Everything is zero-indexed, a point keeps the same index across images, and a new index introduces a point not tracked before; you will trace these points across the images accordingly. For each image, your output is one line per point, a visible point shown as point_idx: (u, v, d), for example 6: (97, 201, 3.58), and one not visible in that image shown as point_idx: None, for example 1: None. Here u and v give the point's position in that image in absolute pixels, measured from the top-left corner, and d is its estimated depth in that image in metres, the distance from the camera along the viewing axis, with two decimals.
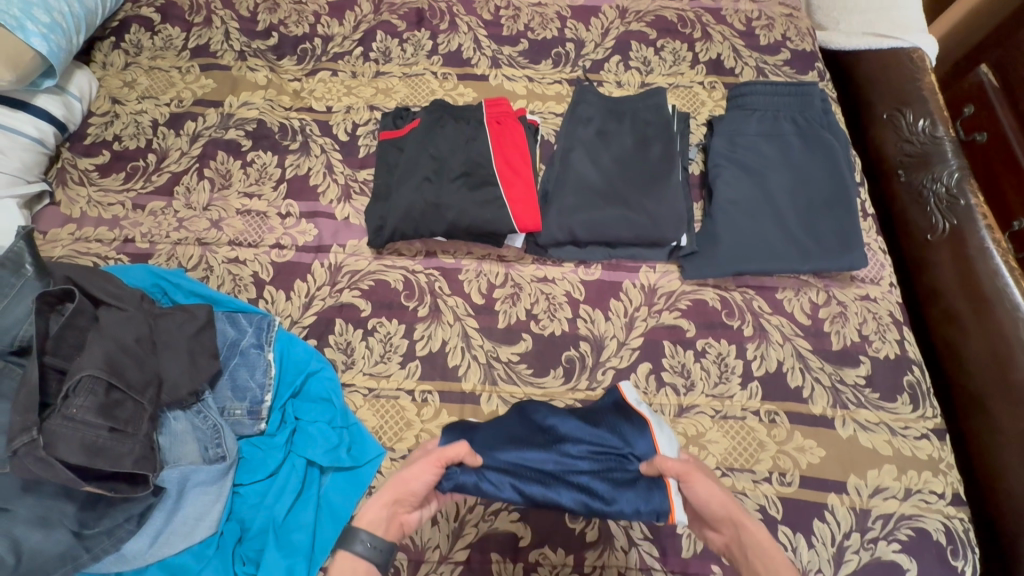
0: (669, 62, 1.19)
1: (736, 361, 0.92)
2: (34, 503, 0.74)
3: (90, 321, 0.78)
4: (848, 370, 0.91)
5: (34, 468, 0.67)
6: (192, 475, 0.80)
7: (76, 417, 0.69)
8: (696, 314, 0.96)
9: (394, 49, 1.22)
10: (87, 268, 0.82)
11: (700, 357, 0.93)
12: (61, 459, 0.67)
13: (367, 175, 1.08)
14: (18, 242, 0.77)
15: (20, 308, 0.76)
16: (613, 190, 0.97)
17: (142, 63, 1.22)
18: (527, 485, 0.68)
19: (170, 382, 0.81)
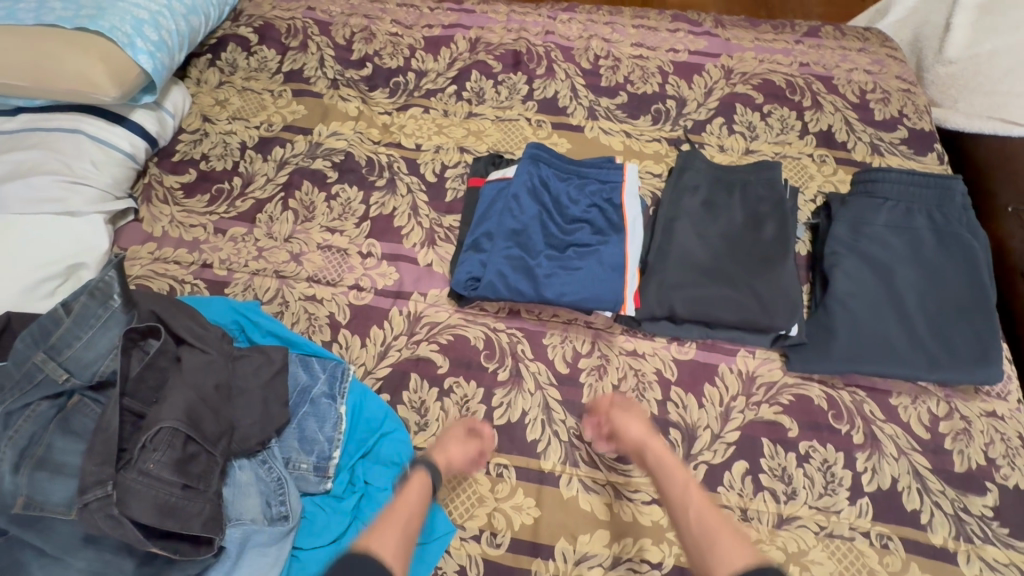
0: (776, 129, 1.12)
1: (844, 472, 0.84)
2: (94, 557, 0.67)
3: (171, 361, 0.75)
4: (972, 496, 0.82)
5: (103, 525, 0.63)
6: (254, 535, 0.75)
7: (152, 473, 0.66)
8: (799, 411, 0.88)
9: (488, 91, 1.19)
10: (172, 303, 0.80)
11: (803, 461, 0.85)
12: (132, 518, 0.64)
13: (452, 221, 1.04)
14: (110, 272, 0.76)
15: (105, 342, 0.74)
16: (719, 268, 0.91)
17: (235, 82, 1.21)
18: (514, 271, 0.88)
19: (241, 432, 0.78)
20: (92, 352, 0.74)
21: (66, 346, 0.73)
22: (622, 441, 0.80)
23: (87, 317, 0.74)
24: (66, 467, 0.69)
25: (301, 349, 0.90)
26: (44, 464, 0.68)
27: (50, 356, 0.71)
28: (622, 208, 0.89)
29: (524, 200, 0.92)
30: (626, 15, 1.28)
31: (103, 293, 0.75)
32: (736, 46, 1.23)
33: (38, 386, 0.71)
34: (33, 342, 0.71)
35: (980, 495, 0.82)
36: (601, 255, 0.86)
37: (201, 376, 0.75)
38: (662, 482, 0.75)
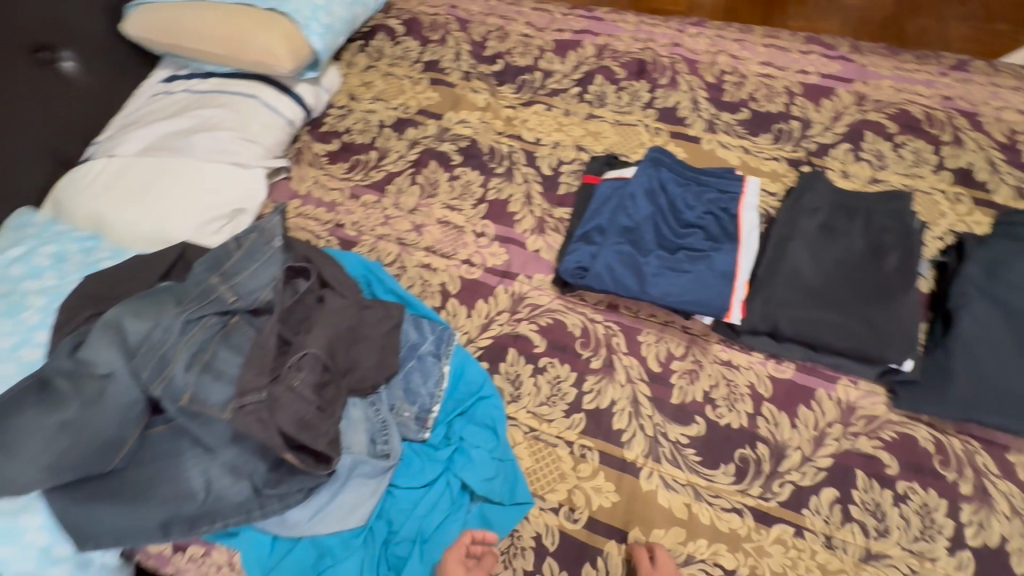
0: (908, 160, 1.08)
1: (945, 521, 0.80)
2: (236, 454, 0.81)
3: (315, 301, 0.88)
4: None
5: (252, 425, 0.75)
6: (359, 465, 0.83)
7: (297, 390, 0.78)
8: (901, 450, 0.85)
9: (610, 95, 1.23)
10: (320, 251, 0.93)
11: (900, 501, 0.82)
12: (277, 425, 0.75)
13: (563, 213, 1.09)
14: (276, 218, 0.89)
15: (265, 275, 0.85)
16: (832, 292, 0.89)
17: (380, 67, 1.34)
18: (621, 265, 0.92)
19: (360, 372, 0.86)
20: (256, 282, 0.85)
21: (236, 273, 0.85)
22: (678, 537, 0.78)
23: (255, 252, 0.87)
24: (224, 373, 0.81)
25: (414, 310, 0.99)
26: (209, 368, 0.80)
27: (223, 280, 0.85)
28: (737, 218, 0.91)
29: (638, 200, 0.95)
30: (757, 34, 1.29)
31: (269, 233, 0.88)
32: (873, 73, 1.20)
33: (211, 304, 0.84)
34: (214, 267, 0.86)
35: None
36: (712, 261, 0.88)
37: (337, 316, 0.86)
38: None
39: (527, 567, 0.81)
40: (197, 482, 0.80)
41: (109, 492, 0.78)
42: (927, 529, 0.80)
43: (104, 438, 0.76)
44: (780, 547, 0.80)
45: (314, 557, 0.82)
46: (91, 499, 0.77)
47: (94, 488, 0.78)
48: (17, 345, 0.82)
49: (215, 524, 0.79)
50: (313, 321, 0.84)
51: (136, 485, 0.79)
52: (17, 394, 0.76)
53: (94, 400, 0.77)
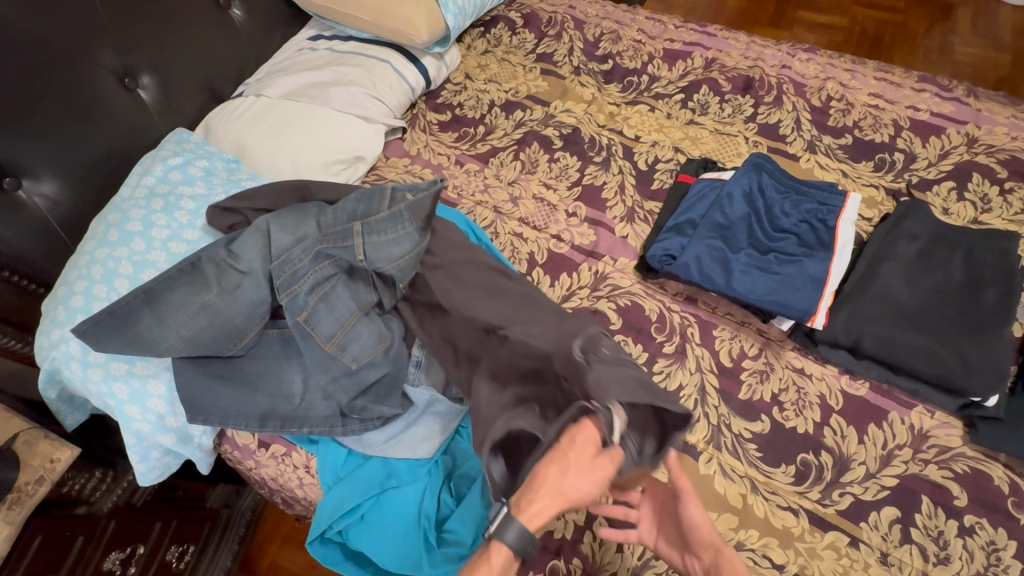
0: (1015, 207, 1.07)
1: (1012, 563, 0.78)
2: None
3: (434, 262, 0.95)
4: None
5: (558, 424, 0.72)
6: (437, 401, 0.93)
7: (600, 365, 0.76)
8: (972, 484, 0.84)
9: (713, 105, 1.28)
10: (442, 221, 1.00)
11: (965, 533, 0.80)
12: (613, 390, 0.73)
13: (653, 206, 1.14)
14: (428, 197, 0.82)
15: (403, 249, 0.85)
16: (920, 317, 0.90)
17: (496, 53, 1.44)
18: (708, 257, 0.95)
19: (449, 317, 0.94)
20: (394, 250, 0.86)
21: (377, 234, 0.84)
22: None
23: (398, 219, 0.84)
24: (336, 310, 0.87)
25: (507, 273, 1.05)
26: (325, 300, 0.86)
27: (363, 235, 0.84)
28: (834, 230, 0.93)
29: (735, 201, 0.99)
30: (870, 67, 1.30)
31: (418, 207, 0.83)
32: (988, 118, 1.19)
33: (344, 247, 0.85)
34: (360, 214, 0.86)
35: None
36: (803, 266, 0.91)
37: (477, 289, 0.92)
38: None
39: (578, 522, 0.85)
40: (296, 386, 0.90)
41: (224, 375, 0.89)
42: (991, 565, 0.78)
43: (233, 326, 0.87)
44: (833, 553, 0.80)
45: (382, 476, 0.89)
46: (212, 377, 0.88)
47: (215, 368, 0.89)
48: (169, 238, 0.95)
49: (302, 429, 0.89)
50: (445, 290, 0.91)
51: (246, 374, 0.90)
52: (172, 274, 0.85)
53: (231, 292, 0.85)
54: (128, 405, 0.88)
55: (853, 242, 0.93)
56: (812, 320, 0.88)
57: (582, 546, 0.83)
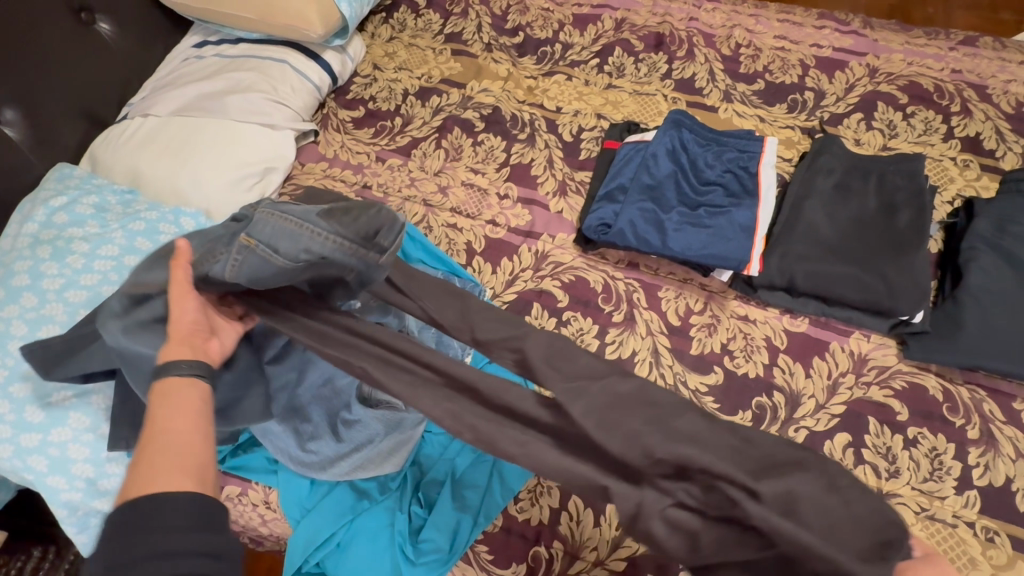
0: (918, 130, 1.12)
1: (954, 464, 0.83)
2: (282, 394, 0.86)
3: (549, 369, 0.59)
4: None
5: None
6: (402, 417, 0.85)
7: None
8: (911, 396, 0.89)
9: (628, 66, 1.27)
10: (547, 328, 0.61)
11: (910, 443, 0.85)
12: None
13: (584, 176, 1.13)
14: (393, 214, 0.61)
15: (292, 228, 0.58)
16: (846, 248, 0.93)
17: (403, 39, 1.37)
18: (643, 221, 0.95)
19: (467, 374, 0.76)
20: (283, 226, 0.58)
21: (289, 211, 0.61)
22: None
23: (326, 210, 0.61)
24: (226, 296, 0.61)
25: (447, 269, 1.03)
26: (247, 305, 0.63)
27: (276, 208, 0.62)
28: (757, 175, 0.94)
29: (660, 160, 0.99)
30: (772, 10, 1.32)
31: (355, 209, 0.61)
32: (884, 47, 1.23)
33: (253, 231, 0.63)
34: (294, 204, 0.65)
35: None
36: (732, 215, 0.92)
37: (676, 412, 0.51)
38: None
39: (553, 505, 0.84)
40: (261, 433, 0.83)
41: None
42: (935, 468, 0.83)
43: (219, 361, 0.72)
44: None
45: (352, 499, 0.85)
46: None
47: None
48: (64, 287, 0.86)
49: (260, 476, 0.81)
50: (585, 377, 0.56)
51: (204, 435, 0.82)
52: None
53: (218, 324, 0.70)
54: (51, 476, 0.81)
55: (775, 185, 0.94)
56: (747, 268, 0.90)
57: (560, 527, 0.83)
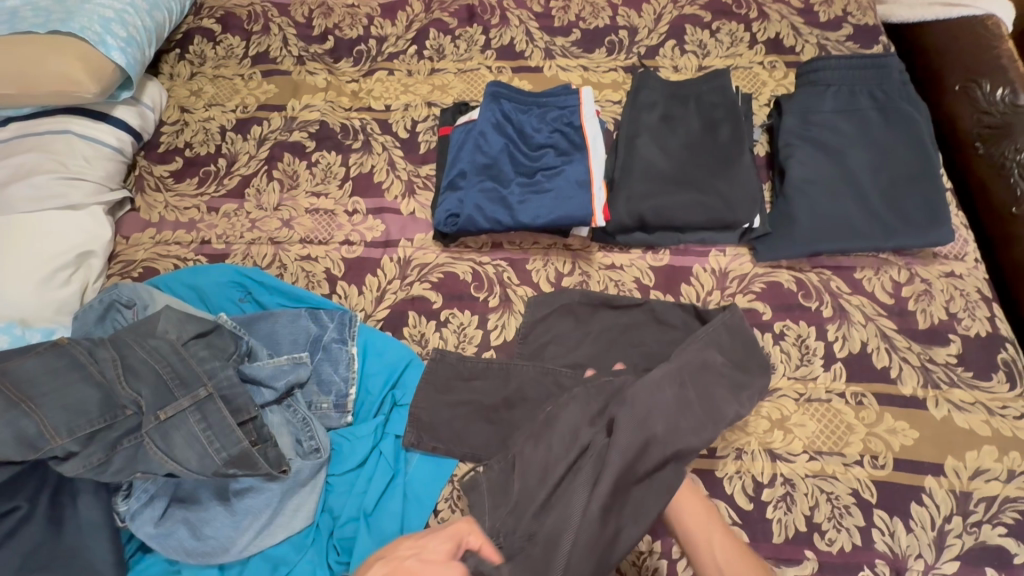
0: (726, 43, 1.17)
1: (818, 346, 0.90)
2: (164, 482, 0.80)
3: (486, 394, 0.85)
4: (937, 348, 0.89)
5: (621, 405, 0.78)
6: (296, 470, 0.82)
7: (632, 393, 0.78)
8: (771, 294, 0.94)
9: (447, 46, 1.23)
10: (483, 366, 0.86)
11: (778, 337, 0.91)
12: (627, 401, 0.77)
13: (429, 169, 1.10)
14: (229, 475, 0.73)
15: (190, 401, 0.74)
16: (682, 175, 0.96)
17: (206, 72, 1.26)
18: (488, 202, 0.94)
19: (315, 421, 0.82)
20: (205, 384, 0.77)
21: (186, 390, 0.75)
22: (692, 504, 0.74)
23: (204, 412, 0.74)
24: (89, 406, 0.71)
25: (309, 304, 0.97)
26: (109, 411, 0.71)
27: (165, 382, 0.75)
28: (582, 127, 0.94)
29: (490, 136, 0.97)
30: None
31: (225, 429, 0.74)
32: None
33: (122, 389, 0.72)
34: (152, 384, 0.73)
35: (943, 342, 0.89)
36: (567, 174, 0.92)
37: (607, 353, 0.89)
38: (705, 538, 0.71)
39: None
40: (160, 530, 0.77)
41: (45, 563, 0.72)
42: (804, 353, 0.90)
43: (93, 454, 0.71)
44: None
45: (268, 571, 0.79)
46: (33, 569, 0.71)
47: (6, 560, 0.71)
48: None
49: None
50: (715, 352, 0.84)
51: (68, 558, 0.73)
52: None
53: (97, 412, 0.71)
54: None
55: (602, 132, 0.95)
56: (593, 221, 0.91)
57: None
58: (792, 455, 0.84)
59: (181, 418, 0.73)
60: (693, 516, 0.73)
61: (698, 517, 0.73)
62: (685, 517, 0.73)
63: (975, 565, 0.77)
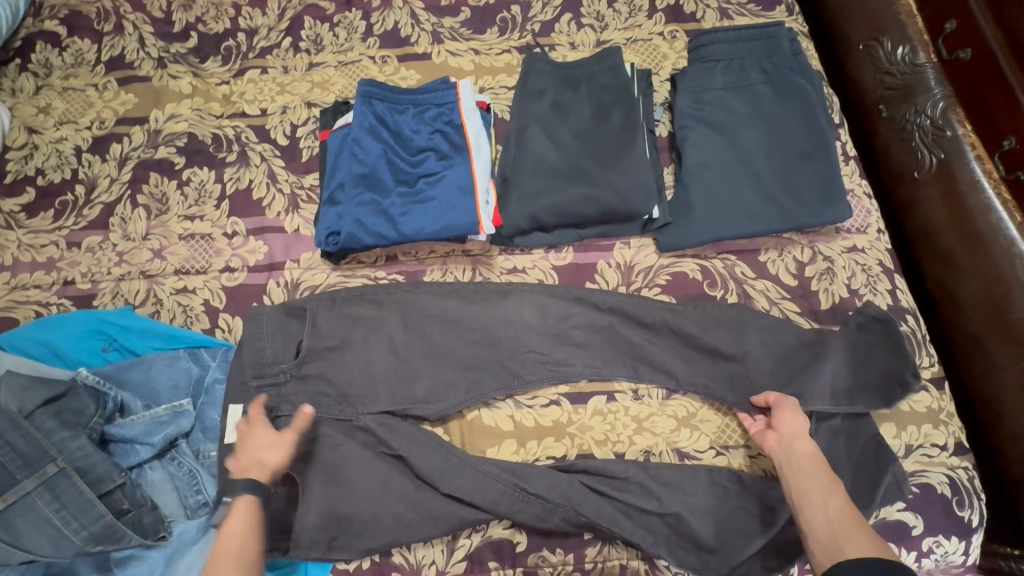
0: (625, 13, 1.08)
1: (666, 358, 0.85)
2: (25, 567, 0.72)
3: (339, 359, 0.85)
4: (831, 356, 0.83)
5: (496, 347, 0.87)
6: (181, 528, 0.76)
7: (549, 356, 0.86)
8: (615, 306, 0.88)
9: (325, 36, 1.11)
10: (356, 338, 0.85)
11: (685, 335, 0.86)
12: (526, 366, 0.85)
13: (313, 180, 1.01)
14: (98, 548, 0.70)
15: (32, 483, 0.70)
16: (574, 168, 0.91)
17: (54, 84, 1.10)
18: (368, 217, 0.86)
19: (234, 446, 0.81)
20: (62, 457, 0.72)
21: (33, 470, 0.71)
22: (784, 437, 0.75)
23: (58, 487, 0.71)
24: None
25: (186, 342, 0.88)
26: None
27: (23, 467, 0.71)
28: (462, 128, 0.90)
29: (364, 143, 0.89)
30: None
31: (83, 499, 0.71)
32: None
33: None
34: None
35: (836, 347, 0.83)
36: (448, 180, 0.87)
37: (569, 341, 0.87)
38: (809, 497, 0.68)
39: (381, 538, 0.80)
40: None
41: None
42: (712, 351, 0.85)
43: None
44: (599, 417, 0.85)
45: None
46: None
47: None
48: None
49: None
50: (783, 418, 0.77)
51: None
52: None
53: None
54: None
55: (484, 135, 0.91)
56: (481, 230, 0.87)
57: (395, 557, 0.79)
58: (699, 452, 0.83)
59: (27, 501, 0.70)
60: (822, 501, 0.66)
61: (812, 462, 0.71)
62: (802, 471, 0.70)
63: None
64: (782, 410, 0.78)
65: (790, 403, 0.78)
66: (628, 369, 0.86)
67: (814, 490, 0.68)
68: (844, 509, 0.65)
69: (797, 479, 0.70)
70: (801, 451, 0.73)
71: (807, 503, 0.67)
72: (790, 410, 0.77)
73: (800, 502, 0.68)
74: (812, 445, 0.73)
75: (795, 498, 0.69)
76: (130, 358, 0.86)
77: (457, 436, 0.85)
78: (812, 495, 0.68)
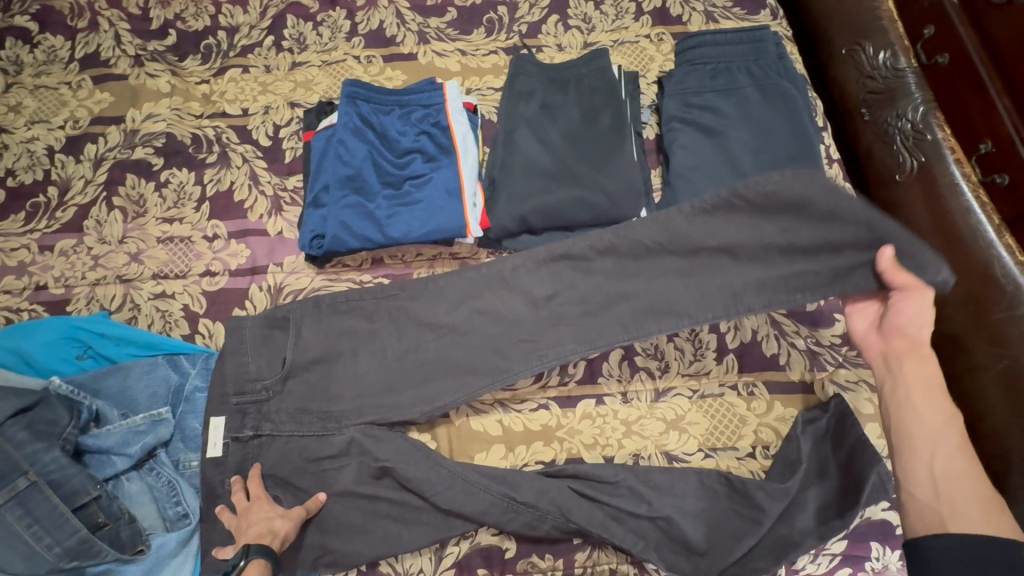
0: (612, 16, 1.08)
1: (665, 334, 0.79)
2: None
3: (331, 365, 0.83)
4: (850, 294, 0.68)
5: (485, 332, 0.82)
6: (159, 541, 0.74)
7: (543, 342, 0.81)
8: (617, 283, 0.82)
9: (308, 35, 1.09)
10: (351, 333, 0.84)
11: (677, 273, 0.75)
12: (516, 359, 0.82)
13: (297, 182, 0.99)
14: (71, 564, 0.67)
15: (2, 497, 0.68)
16: (563, 170, 0.90)
17: (25, 82, 1.06)
18: (353, 220, 0.85)
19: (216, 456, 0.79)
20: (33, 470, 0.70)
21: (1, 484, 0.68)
22: (902, 350, 0.66)
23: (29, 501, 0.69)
24: None
25: (165, 349, 0.85)
26: None
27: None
28: (449, 129, 0.89)
29: (349, 144, 0.88)
30: None
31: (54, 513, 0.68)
32: None
33: None
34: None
35: (862, 284, 0.67)
36: (435, 182, 0.86)
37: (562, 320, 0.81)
38: (915, 437, 0.62)
39: None
40: None
41: None
42: (709, 294, 0.74)
43: None
44: (588, 421, 0.84)
45: None
46: None
47: None
48: None
49: None
50: (902, 310, 0.65)
51: None
52: None
53: None
54: None
55: (472, 137, 0.90)
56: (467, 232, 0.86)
57: (383, 566, 0.78)
58: (687, 454, 0.83)
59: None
60: (930, 439, 0.62)
61: (925, 389, 0.64)
62: (917, 404, 0.63)
63: (861, 541, 0.80)
64: (902, 303, 0.65)
65: (916, 298, 0.65)
66: (623, 328, 0.77)
67: (922, 427, 0.62)
68: (958, 459, 0.60)
69: (906, 410, 0.64)
70: (923, 373, 0.64)
71: (912, 447, 0.62)
72: (911, 306, 0.65)
73: (905, 442, 0.63)
74: (927, 363, 0.65)
75: (900, 433, 0.64)
76: (106, 366, 0.83)
77: (445, 442, 0.84)
78: (922, 439, 0.62)
